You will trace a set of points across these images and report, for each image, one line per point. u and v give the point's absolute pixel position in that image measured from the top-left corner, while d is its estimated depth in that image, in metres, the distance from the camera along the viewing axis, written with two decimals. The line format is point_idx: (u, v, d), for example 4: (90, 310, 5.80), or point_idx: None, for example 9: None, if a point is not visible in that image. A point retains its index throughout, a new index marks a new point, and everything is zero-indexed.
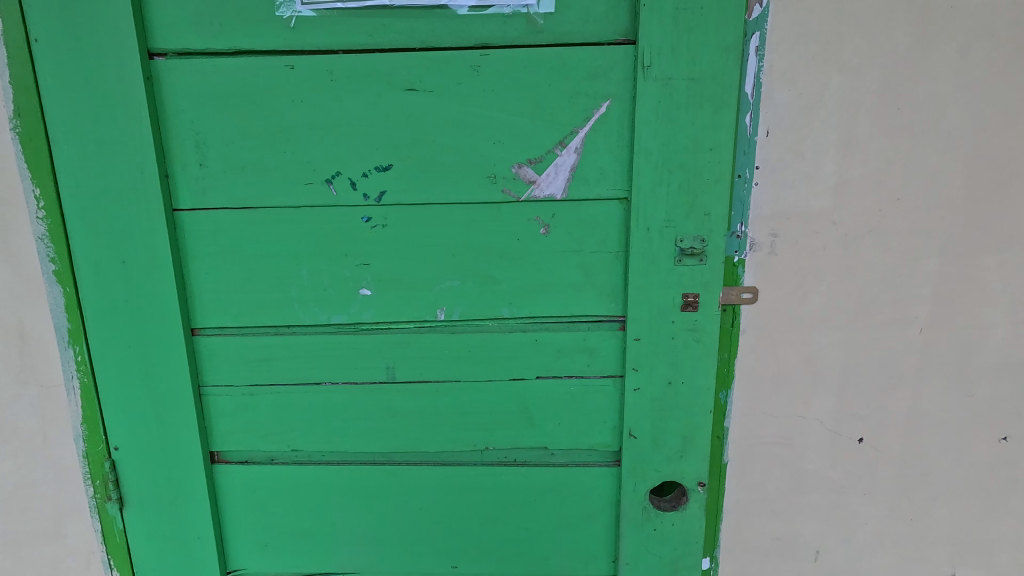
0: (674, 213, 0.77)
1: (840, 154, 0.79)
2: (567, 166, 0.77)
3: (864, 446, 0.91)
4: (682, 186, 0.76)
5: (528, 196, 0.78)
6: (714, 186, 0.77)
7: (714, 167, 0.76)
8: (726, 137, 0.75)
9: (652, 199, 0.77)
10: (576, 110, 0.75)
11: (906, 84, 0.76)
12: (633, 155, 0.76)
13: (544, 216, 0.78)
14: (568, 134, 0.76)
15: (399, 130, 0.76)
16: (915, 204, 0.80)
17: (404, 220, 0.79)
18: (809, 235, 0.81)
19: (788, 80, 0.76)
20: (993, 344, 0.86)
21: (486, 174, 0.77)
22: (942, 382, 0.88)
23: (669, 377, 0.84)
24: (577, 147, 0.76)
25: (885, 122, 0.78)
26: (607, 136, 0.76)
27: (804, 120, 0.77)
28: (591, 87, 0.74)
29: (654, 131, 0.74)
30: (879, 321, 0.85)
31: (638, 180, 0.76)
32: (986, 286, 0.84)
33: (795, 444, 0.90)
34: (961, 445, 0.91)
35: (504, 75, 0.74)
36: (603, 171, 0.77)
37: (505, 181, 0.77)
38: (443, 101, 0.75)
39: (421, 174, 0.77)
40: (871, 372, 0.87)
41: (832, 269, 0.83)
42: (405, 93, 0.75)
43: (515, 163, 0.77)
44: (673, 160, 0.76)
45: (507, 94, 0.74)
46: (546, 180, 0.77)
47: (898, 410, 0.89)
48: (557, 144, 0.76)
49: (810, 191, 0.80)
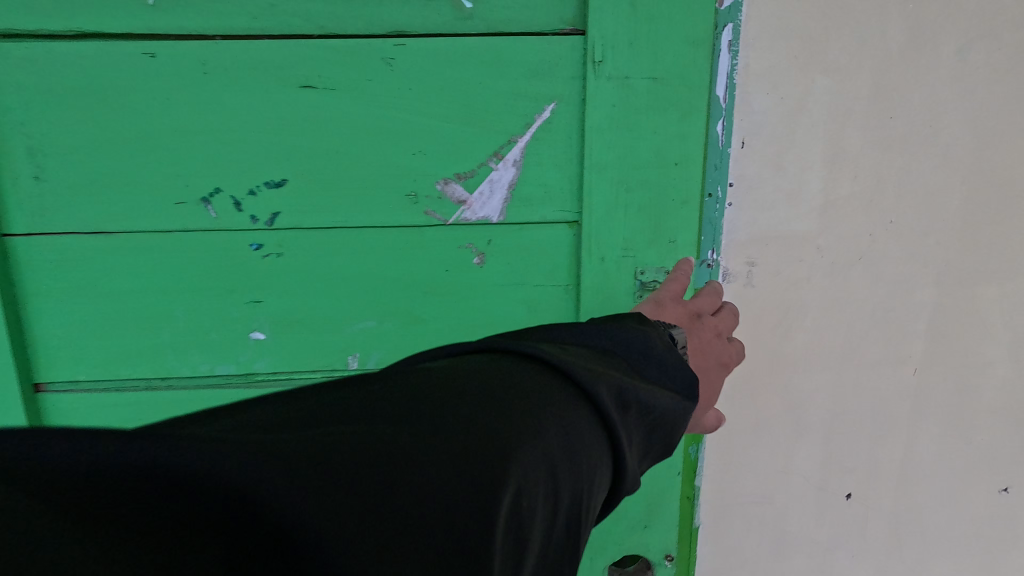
0: (635, 239, 0.65)
1: (827, 170, 0.67)
2: (504, 182, 0.63)
3: (852, 502, 0.80)
4: (645, 208, 0.64)
5: (459, 219, 0.63)
6: (681, 208, 0.65)
7: (681, 186, 0.64)
8: (694, 151, 0.63)
9: (609, 223, 0.64)
10: (513, 115, 0.61)
11: (899, 89, 0.65)
12: (584, 169, 0.62)
13: (478, 243, 0.64)
14: (505, 143, 0.62)
15: (295, 136, 0.60)
16: (910, 229, 0.70)
17: (304, 248, 0.64)
18: (790, 264, 0.70)
19: (766, 82, 0.64)
20: (993, 385, 0.76)
21: (406, 193, 0.62)
22: (937, 428, 0.77)
23: None
24: (517, 160, 0.62)
25: (875, 133, 0.66)
26: (552, 147, 0.62)
27: (784, 130, 0.66)
28: (533, 85, 0.60)
29: (611, 141, 0.61)
30: (870, 362, 0.74)
31: (590, 200, 0.63)
32: (988, 320, 0.73)
33: (777, 501, 0.79)
34: (957, 497, 0.80)
35: (425, 69, 0.59)
36: (549, 188, 0.63)
37: (428, 201, 0.63)
38: (348, 102, 0.60)
39: (324, 191, 0.62)
40: (860, 418, 0.76)
41: (817, 303, 0.71)
42: (299, 90, 0.59)
43: (441, 178, 0.62)
44: (632, 176, 0.63)
45: (430, 92, 0.60)
46: (478, 200, 0.63)
47: (889, 461, 0.78)
48: (493, 155, 0.62)
49: (791, 213, 0.68)
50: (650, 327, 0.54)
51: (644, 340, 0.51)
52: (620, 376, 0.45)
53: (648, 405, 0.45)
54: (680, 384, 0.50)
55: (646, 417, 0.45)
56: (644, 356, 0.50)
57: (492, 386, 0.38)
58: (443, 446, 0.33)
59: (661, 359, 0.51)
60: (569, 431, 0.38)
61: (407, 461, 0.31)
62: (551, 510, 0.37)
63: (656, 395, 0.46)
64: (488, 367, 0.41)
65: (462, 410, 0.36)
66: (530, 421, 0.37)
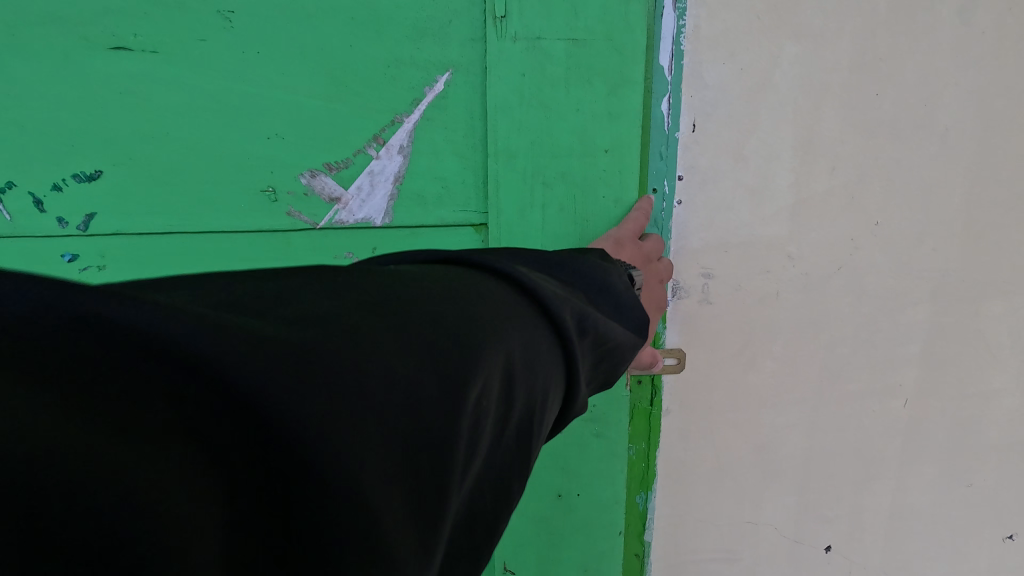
0: (558, 245, 0.53)
1: (798, 160, 0.54)
2: (388, 176, 0.49)
3: (832, 556, 0.67)
4: (569, 207, 0.52)
5: (333, 220, 0.50)
6: (615, 207, 0.53)
7: (614, 178, 0.52)
8: (629, 134, 0.51)
9: (524, 226, 0.52)
10: (395, 88, 0.48)
11: (886, 60, 0.53)
12: (489, 158, 0.50)
13: (359, 251, 0.51)
14: (388, 124, 0.48)
15: (107, 115, 0.46)
16: (899, 233, 0.57)
17: (133, 261, 0.50)
18: (755, 276, 0.57)
19: (722, 49, 0.51)
20: (997, 419, 0.63)
21: (261, 188, 0.49)
22: (932, 470, 0.65)
23: (559, 488, 0.63)
24: (404, 144, 0.49)
25: (857, 115, 0.54)
26: (449, 130, 0.49)
27: (746, 109, 0.53)
28: (419, 50, 0.47)
29: (522, 121, 0.49)
30: (852, 393, 0.62)
31: (498, 198, 0.51)
32: (993, 343, 0.61)
33: (743, 554, 0.67)
34: (953, 548, 0.68)
35: (275, 27, 0.46)
36: (447, 182, 0.50)
37: (291, 199, 0.49)
38: (176, 71, 0.46)
39: (152, 187, 0.48)
40: (841, 459, 0.64)
41: (789, 322, 0.59)
42: (109, 54, 0.45)
43: (307, 169, 0.49)
44: (550, 167, 0.51)
45: (284, 58, 0.46)
46: (356, 199, 0.50)
47: (876, 509, 0.66)
48: (373, 138, 0.48)
49: (755, 213, 0.55)
50: (613, 263, 0.42)
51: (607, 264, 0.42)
52: (582, 296, 0.35)
53: (607, 335, 0.34)
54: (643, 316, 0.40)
55: (602, 350, 0.34)
56: (603, 293, 0.38)
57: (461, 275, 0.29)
58: (420, 324, 0.23)
59: (622, 298, 0.38)
60: (543, 339, 0.28)
61: (376, 334, 0.21)
62: (512, 428, 0.27)
63: (614, 330, 0.35)
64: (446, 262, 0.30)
65: (436, 292, 0.26)
66: (510, 315, 0.27)
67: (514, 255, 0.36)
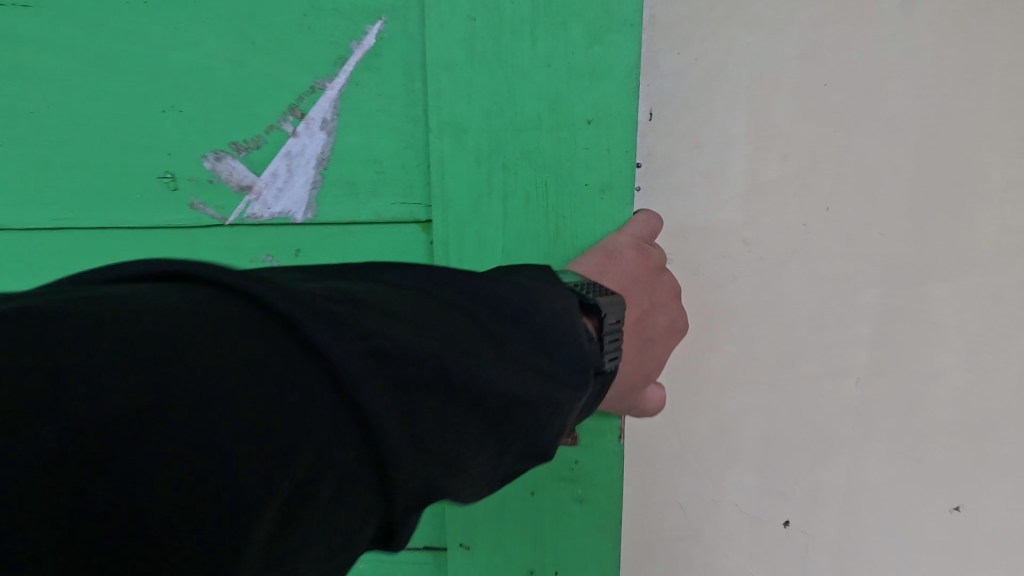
0: (522, 236, 0.60)
1: (751, 147, 0.57)
2: (311, 156, 0.63)
3: (790, 531, 0.70)
4: (548, 196, 0.58)
5: (253, 209, 0.65)
6: (602, 201, 0.58)
7: (593, 149, 0.56)
8: (615, 118, 0.55)
9: (475, 217, 0.60)
10: (363, 94, 0.60)
11: (834, 49, 0.55)
12: (442, 132, 0.58)
13: (281, 257, 0.65)
14: (310, 94, 0.61)
15: (114, 125, 0.65)
16: (848, 216, 0.59)
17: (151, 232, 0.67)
18: (711, 261, 0.60)
19: (675, 41, 0.56)
20: (946, 396, 0.66)
21: (166, 173, 0.65)
22: (884, 445, 0.68)
23: (532, 562, 0.69)
24: (324, 117, 0.61)
25: (809, 103, 0.56)
26: (384, 116, 0.61)
27: (699, 98, 0.56)
28: (379, 64, 0.60)
29: (483, 102, 0.57)
30: (806, 377, 0.64)
31: (455, 175, 0.59)
32: (939, 323, 0.63)
33: (703, 532, 0.69)
34: (904, 521, 0.71)
35: (247, 38, 0.61)
36: (380, 167, 0.62)
37: (196, 184, 0.65)
38: (195, 86, 0.63)
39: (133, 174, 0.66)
40: (798, 438, 0.66)
41: (745, 306, 0.61)
42: (133, 79, 0.64)
43: (214, 153, 0.64)
44: (510, 146, 0.58)
45: (281, 72, 0.61)
46: (274, 185, 0.64)
47: (830, 485, 0.68)
48: (293, 112, 0.62)
49: (710, 199, 0.58)
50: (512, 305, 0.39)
51: (550, 302, 0.41)
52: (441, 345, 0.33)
53: (451, 400, 0.32)
54: (566, 354, 0.39)
55: (452, 416, 0.32)
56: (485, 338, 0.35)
57: (352, 312, 0.31)
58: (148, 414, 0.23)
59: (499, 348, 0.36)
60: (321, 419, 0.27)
61: (90, 420, 0.22)
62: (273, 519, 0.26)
63: (472, 389, 0.33)
64: (372, 296, 0.33)
65: (197, 363, 0.25)
66: (275, 395, 0.26)
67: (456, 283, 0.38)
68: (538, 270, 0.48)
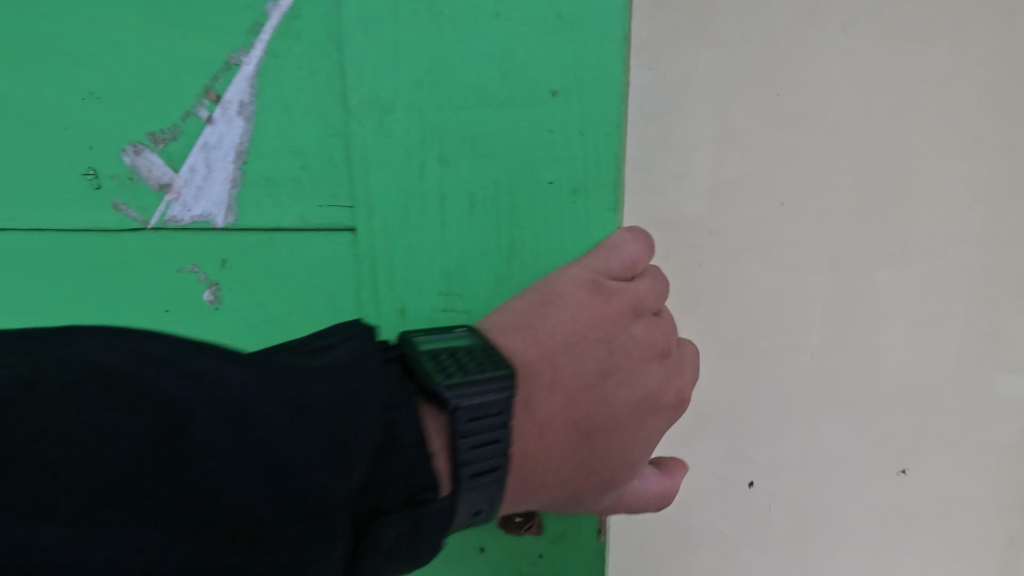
0: (465, 245, 0.57)
1: (716, 149, 0.66)
2: (230, 143, 0.58)
3: (754, 491, 0.78)
4: (506, 199, 0.56)
5: (174, 211, 0.60)
6: (572, 209, 0.56)
7: (552, 135, 0.54)
8: (602, 112, 0.54)
9: (405, 223, 0.57)
10: (296, 88, 0.56)
11: (788, 65, 0.64)
12: (374, 114, 0.55)
13: (207, 267, 0.60)
14: (225, 72, 0.57)
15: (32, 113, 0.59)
16: (802, 209, 0.67)
17: (62, 243, 0.61)
18: (681, 250, 0.70)
19: (649, 56, 0.66)
20: (893, 370, 0.74)
21: (87, 172, 0.59)
22: (838, 415, 0.76)
23: None
24: (241, 100, 0.57)
25: (767, 111, 0.65)
26: (304, 94, 0.56)
27: (671, 106, 0.66)
28: (302, 40, 0.56)
29: (419, 78, 0.54)
30: (768, 352, 0.72)
31: (393, 167, 0.56)
32: (884, 304, 0.72)
33: (677, 494, 0.78)
34: (858, 484, 0.79)
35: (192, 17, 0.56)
36: (303, 161, 0.57)
37: (119, 181, 0.59)
38: (117, 69, 0.57)
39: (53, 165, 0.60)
40: (762, 406, 0.75)
41: (712, 290, 0.71)
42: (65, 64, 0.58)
43: (133, 147, 0.59)
44: (446, 133, 0.55)
45: (206, 48, 0.56)
46: (192, 182, 0.59)
47: (791, 449, 0.77)
48: (209, 96, 0.57)
49: (680, 195, 0.68)
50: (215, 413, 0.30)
51: (372, 422, 0.36)
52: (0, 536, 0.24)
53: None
54: (294, 498, 0.30)
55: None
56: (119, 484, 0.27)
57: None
58: None
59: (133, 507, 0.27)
60: None
61: None
62: None
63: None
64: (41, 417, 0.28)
65: None
66: None
67: (224, 409, 0.31)
68: (356, 351, 0.40)
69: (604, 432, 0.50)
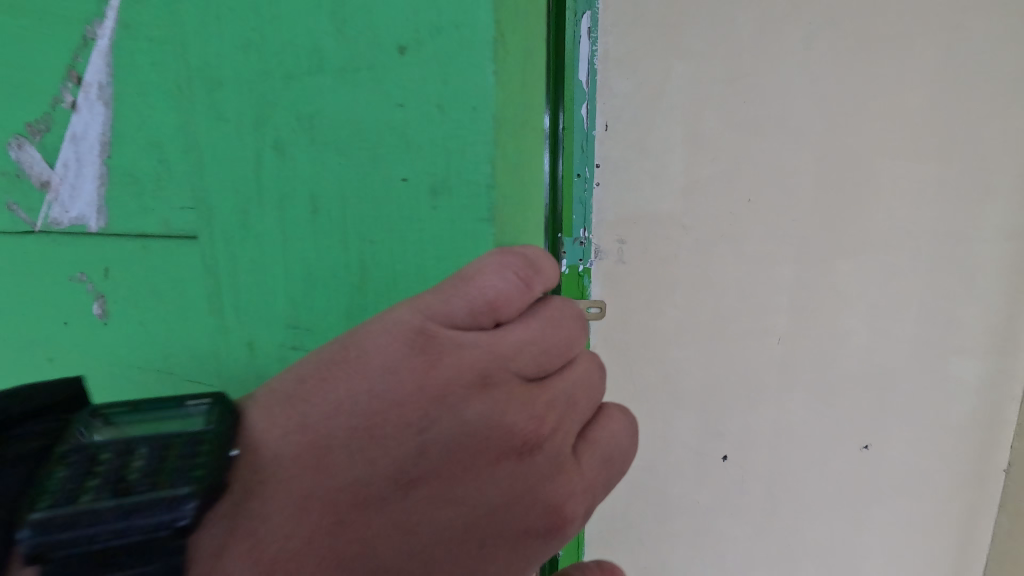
0: (307, 263, 0.48)
1: (687, 151, 0.72)
2: (95, 135, 0.50)
3: (728, 465, 0.85)
4: (355, 207, 0.46)
5: (48, 210, 0.51)
6: (432, 215, 0.45)
7: (383, 114, 0.44)
8: (461, 74, 0.42)
9: (246, 238, 0.49)
10: (142, 69, 0.48)
11: (752, 76, 0.70)
12: (214, 88, 0.47)
13: (94, 277, 0.52)
14: (80, 49, 0.48)
15: None
16: (766, 204, 0.74)
17: None
18: (655, 243, 0.76)
19: (623, 67, 0.71)
20: (853, 352, 0.82)
21: None
22: (803, 394, 0.83)
23: None
24: (100, 81, 0.49)
25: (734, 118, 0.72)
26: (157, 74, 0.48)
27: (646, 111, 0.72)
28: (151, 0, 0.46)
29: (247, 38, 0.45)
30: (738, 335, 0.80)
31: (224, 165, 0.48)
32: (842, 290, 0.79)
33: (655, 465, 0.85)
34: (823, 457, 0.86)
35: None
36: (162, 155, 0.49)
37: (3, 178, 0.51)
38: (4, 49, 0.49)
39: None
40: (733, 384, 0.82)
41: (686, 279, 0.77)
42: None
43: (12, 138, 0.50)
44: (280, 107, 0.46)
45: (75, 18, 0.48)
46: (61, 179, 0.51)
47: (761, 425, 0.84)
48: (69, 79, 0.49)
49: (655, 192, 0.74)
50: None
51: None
52: None
53: None
54: None
55: None
56: None
57: None
58: None
59: None
60: None
61: None
62: None
63: None
64: None
65: None
66: None
67: None
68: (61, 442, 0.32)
69: (425, 556, 0.38)
